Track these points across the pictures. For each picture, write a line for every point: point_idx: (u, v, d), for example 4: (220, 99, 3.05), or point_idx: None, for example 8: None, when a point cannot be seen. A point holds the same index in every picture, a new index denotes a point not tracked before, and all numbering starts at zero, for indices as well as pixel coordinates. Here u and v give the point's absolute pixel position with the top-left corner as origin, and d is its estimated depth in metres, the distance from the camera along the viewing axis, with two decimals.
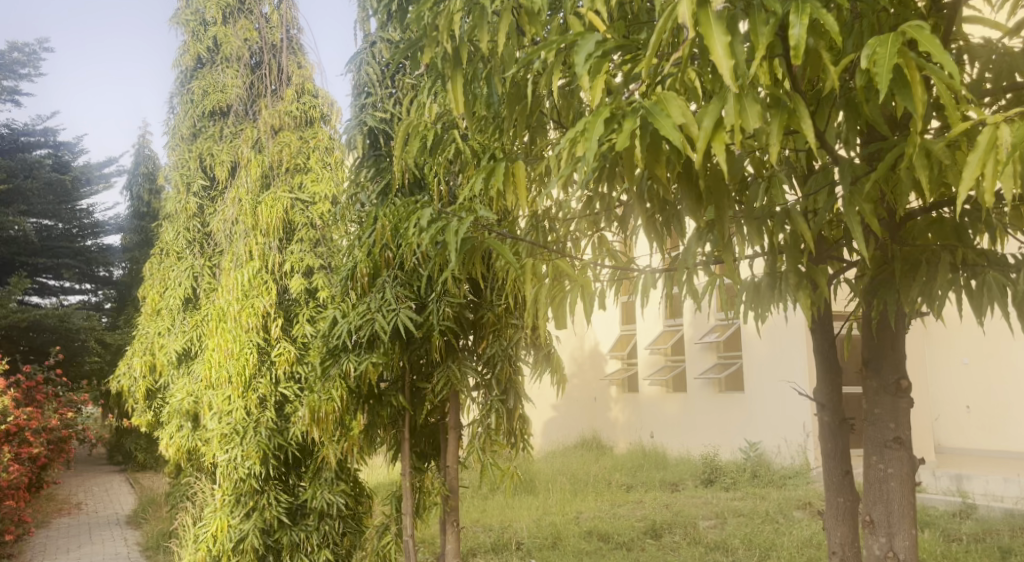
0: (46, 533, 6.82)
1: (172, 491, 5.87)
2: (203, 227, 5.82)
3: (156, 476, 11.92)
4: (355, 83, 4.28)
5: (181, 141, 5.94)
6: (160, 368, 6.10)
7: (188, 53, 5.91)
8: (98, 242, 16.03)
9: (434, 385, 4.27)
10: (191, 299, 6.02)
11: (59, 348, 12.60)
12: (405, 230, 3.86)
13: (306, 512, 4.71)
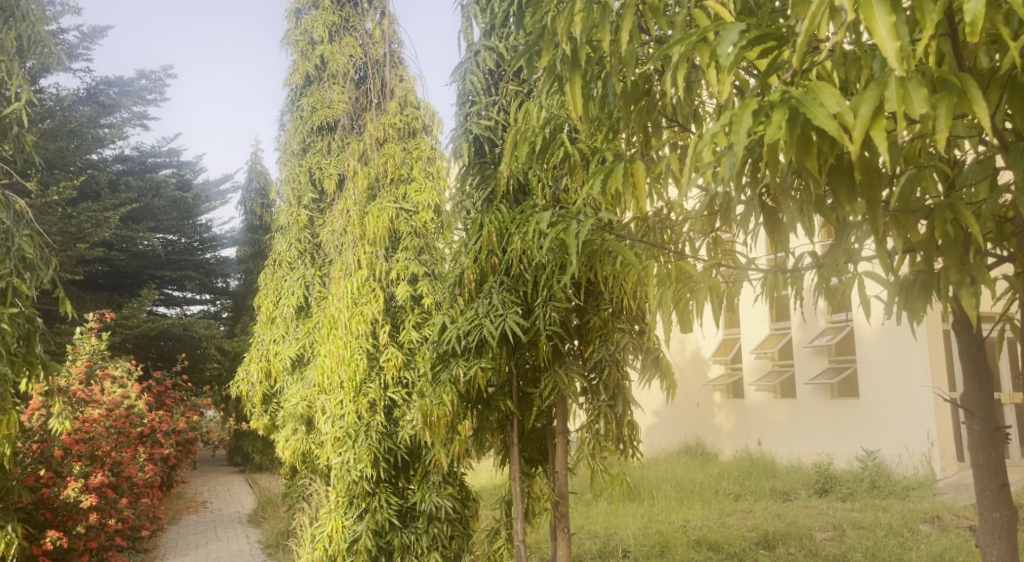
0: (178, 529, 7.25)
1: (289, 492, 6.12)
2: (314, 238, 6.09)
3: (269, 477, 12.48)
4: (460, 92, 4.37)
5: (292, 157, 6.25)
6: (276, 374, 6.34)
7: (297, 72, 6.20)
8: (216, 255, 17.11)
9: (541, 391, 4.24)
10: (303, 307, 6.20)
11: (183, 355, 13.52)
12: (513, 234, 3.94)
13: (416, 514, 4.80)
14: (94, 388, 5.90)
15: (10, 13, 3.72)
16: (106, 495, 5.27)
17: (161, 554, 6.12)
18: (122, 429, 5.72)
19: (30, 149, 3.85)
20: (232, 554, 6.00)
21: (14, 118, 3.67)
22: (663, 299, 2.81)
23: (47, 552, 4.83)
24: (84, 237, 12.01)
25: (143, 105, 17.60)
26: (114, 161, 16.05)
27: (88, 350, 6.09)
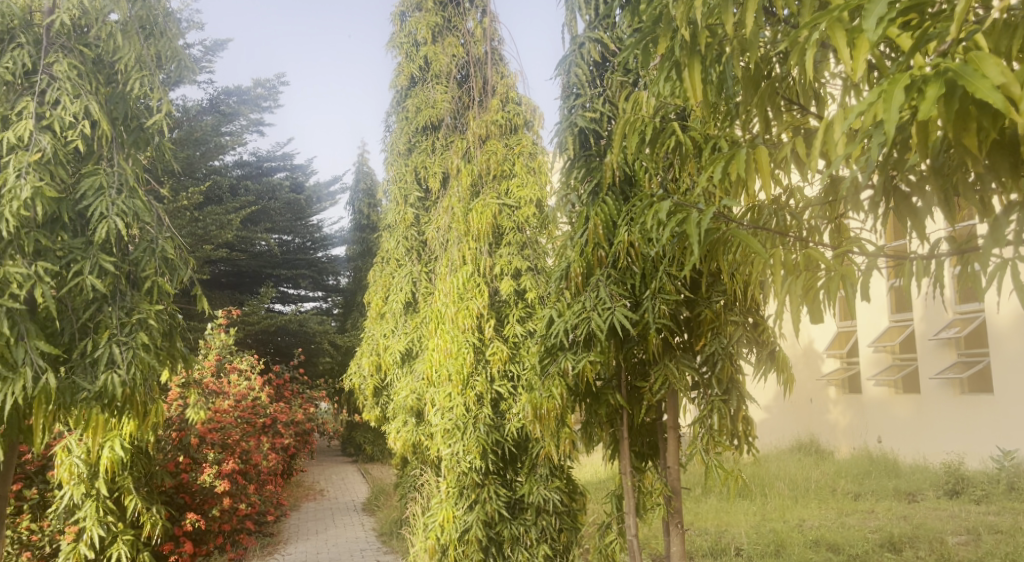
0: (299, 515, 7.63)
1: (401, 482, 6.35)
2: (420, 236, 6.34)
3: (380, 468, 12.91)
4: (564, 85, 4.37)
5: (398, 156, 6.48)
6: (386, 367, 6.54)
7: (402, 74, 6.39)
8: (329, 254, 17.99)
9: (651, 385, 4.18)
10: (411, 302, 6.38)
11: (301, 350, 14.33)
12: (620, 225, 3.97)
13: (524, 506, 4.86)
14: (223, 380, 6.30)
15: (151, 30, 3.97)
16: (237, 481, 5.61)
17: (285, 538, 6.46)
18: (249, 418, 6.06)
19: (171, 157, 4.15)
20: (349, 540, 6.26)
21: (156, 129, 3.96)
22: (789, 288, 2.55)
23: (188, 533, 5.16)
24: (210, 239, 12.94)
25: (259, 113, 18.23)
26: (234, 167, 17.28)
27: (218, 344, 6.51)
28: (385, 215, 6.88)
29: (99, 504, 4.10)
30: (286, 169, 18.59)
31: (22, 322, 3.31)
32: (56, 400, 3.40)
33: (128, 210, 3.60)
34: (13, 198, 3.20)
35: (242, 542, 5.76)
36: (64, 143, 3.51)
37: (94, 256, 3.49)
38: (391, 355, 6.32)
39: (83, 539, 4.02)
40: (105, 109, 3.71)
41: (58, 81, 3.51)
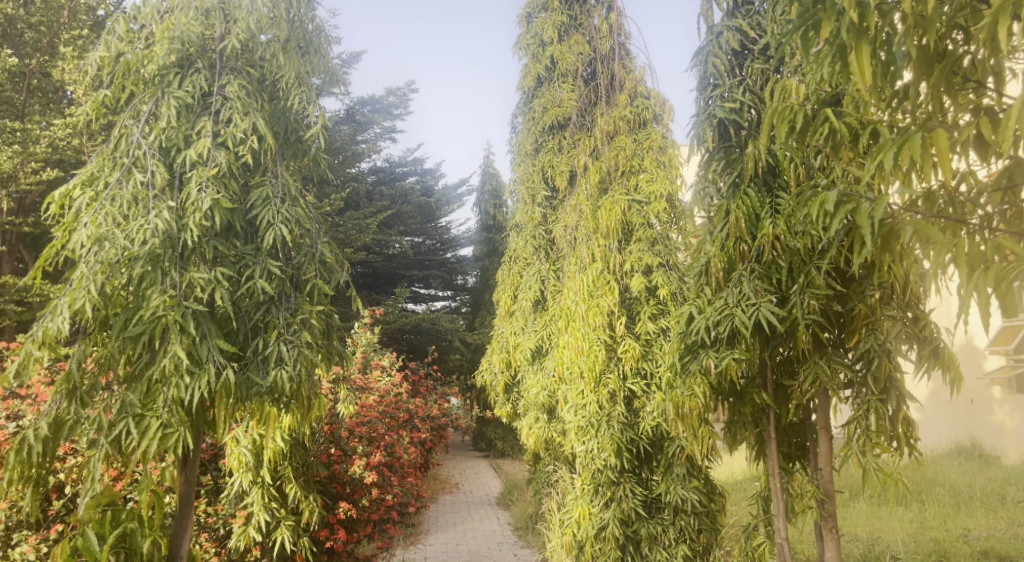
0: (438, 507, 7.88)
1: (534, 478, 6.47)
2: (548, 234, 6.46)
3: (510, 463, 13.02)
4: (701, 76, 4.32)
5: (525, 157, 6.63)
6: (516, 364, 6.64)
7: (528, 75, 6.49)
8: (456, 254, 18.37)
9: (800, 384, 4.01)
10: (540, 300, 6.46)
11: (433, 347, 14.92)
12: (763, 218, 3.91)
13: (661, 505, 4.80)
14: (367, 376, 6.43)
15: (305, 48, 4.27)
16: (383, 473, 5.72)
17: (427, 530, 6.67)
18: (393, 412, 6.13)
19: (324, 167, 4.43)
20: (487, 534, 6.40)
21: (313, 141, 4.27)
22: (978, 281, 2.21)
23: (340, 521, 5.31)
24: (351, 243, 13.69)
25: (391, 120, 19.15)
26: (370, 174, 17.40)
27: (362, 342, 6.80)
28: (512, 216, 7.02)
29: (264, 490, 4.41)
30: (415, 173, 19.35)
31: (205, 322, 3.78)
32: (234, 393, 3.83)
33: (291, 218, 3.99)
34: (196, 209, 3.69)
35: (388, 531, 5.90)
36: (236, 157, 3.93)
37: (263, 262, 3.91)
38: (521, 353, 6.41)
39: (252, 523, 4.36)
40: (269, 124, 4.06)
41: (230, 100, 3.89)
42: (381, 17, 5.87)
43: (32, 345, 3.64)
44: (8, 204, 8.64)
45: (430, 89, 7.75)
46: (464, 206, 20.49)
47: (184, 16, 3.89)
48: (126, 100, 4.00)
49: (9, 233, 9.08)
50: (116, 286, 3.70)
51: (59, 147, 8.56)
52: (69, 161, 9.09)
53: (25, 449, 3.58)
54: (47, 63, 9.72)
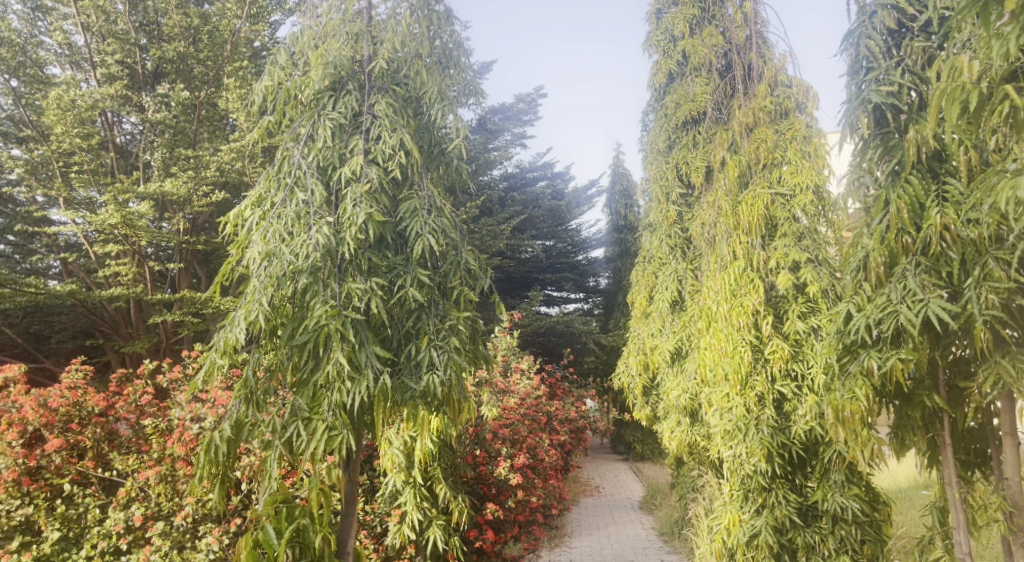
0: (580, 506, 7.88)
1: (679, 482, 6.34)
2: (684, 233, 6.36)
3: (651, 466, 11.95)
4: (852, 60, 4.08)
5: (658, 155, 6.64)
6: (655, 366, 6.53)
7: (660, 71, 6.60)
8: (587, 256, 18.23)
9: (978, 386, 3.66)
10: (678, 301, 6.36)
11: (569, 349, 14.89)
12: (929, 207, 3.62)
13: (819, 514, 4.56)
14: (507, 379, 6.50)
15: (446, 64, 4.44)
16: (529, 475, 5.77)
17: (571, 530, 6.68)
18: (535, 415, 6.17)
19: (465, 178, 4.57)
20: (631, 538, 6.33)
21: (455, 153, 4.44)
22: None
23: (488, 521, 5.40)
24: (486, 249, 13.70)
25: (521, 127, 19.44)
26: (501, 181, 17.78)
27: (502, 346, 6.91)
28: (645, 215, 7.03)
29: (417, 490, 4.61)
30: (546, 177, 19.36)
31: (363, 330, 4.01)
32: (391, 397, 4.03)
33: (437, 228, 4.17)
34: (352, 224, 3.93)
35: (534, 533, 5.92)
36: (385, 172, 4.14)
37: (414, 271, 4.11)
38: (659, 355, 6.30)
39: (406, 522, 4.56)
40: (415, 139, 4.24)
41: (379, 118, 4.11)
42: (518, 27, 5.97)
43: (216, 354, 3.97)
44: (184, 224, 8.48)
45: (563, 94, 7.77)
46: (595, 207, 20.09)
47: (336, 41, 4.14)
48: (286, 124, 4.32)
49: (187, 251, 9.18)
50: (283, 298, 4.00)
51: (226, 171, 8.42)
52: (237, 183, 8.99)
53: (213, 449, 3.91)
54: (213, 94, 9.54)
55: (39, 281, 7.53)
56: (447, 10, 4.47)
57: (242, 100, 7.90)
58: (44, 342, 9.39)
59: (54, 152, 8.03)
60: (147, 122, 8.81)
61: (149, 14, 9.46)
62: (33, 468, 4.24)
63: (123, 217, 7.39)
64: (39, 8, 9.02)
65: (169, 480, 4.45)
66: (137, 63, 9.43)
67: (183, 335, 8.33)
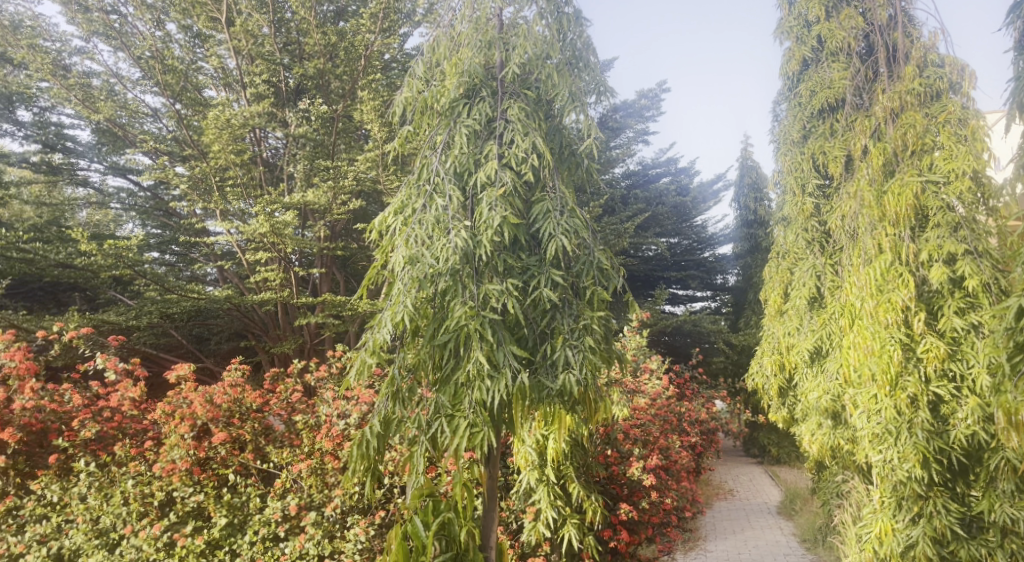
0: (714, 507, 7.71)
1: (822, 487, 6.06)
2: (822, 226, 6.12)
3: (788, 470, 10.41)
4: (1020, 33, 3.76)
5: (792, 146, 6.50)
6: (791, 365, 6.29)
7: (793, 59, 6.52)
8: (714, 253, 17.77)
9: None
10: (816, 298, 6.11)
11: (697, 349, 14.68)
12: None
13: (985, 525, 4.25)
14: (637, 378, 6.48)
15: (576, 65, 4.50)
16: (664, 477, 5.62)
17: (704, 531, 6.52)
18: (666, 417, 6.05)
19: (597, 177, 4.60)
20: (770, 544, 6.12)
21: (586, 153, 4.50)
22: None
23: (623, 522, 5.34)
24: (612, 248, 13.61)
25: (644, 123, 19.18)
26: (622, 178, 17.68)
27: (632, 345, 6.90)
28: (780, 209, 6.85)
29: (550, 489, 4.67)
30: (670, 174, 18.85)
31: (499, 330, 4.09)
32: (530, 395, 4.11)
33: (570, 229, 4.20)
34: (488, 227, 4.04)
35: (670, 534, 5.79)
36: (519, 175, 4.23)
37: (547, 271, 4.17)
38: (797, 355, 6.08)
39: (541, 520, 4.62)
40: (546, 141, 4.31)
41: (512, 123, 4.21)
42: (657, 23, 5.85)
43: (365, 354, 4.20)
44: (325, 232, 8.83)
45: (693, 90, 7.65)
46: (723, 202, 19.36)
47: (469, 51, 4.31)
48: (425, 134, 4.52)
49: (326, 256, 9.48)
50: (425, 300, 4.17)
51: (362, 180, 8.56)
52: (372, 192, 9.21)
53: (365, 443, 4.14)
54: (350, 106, 9.57)
55: (198, 288, 7.98)
56: (577, 11, 4.56)
57: (377, 112, 8.11)
58: (205, 343, 10.07)
59: (211, 168, 8.40)
60: (290, 136, 9.25)
61: (291, 34, 9.76)
62: (203, 459, 4.66)
63: (272, 226, 7.71)
64: (200, 37, 9.55)
65: (319, 473, 4.71)
66: (281, 81, 9.70)
67: (326, 336, 8.74)
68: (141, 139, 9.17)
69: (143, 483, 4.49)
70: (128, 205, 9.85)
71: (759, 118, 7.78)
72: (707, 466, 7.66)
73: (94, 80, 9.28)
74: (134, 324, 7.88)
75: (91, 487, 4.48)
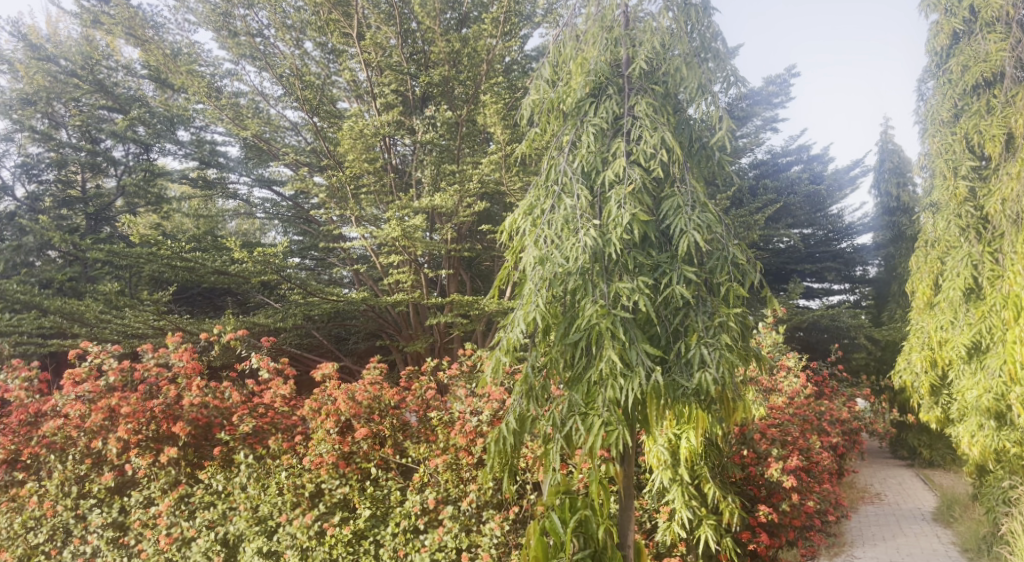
0: (859, 510, 7.36)
1: (986, 494, 5.62)
2: (978, 211, 5.98)
3: (945, 474, 9.75)
4: None
5: (942, 126, 6.52)
6: (944, 362, 6.05)
7: (942, 33, 6.63)
8: (853, 243, 16.78)
9: None
10: (973, 289, 5.92)
11: (837, 345, 13.99)
12: None
13: None
14: (774, 376, 6.29)
15: (706, 56, 4.40)
16: (806, 479, 5.36)
17: (848, 536, 6.24)
18: (807, 416, 5.85)
19: (729, 170, 4.47)
20: (925, 553, 5.79)
21: (717, 146, 4.39)
22: None
23: (762, 524, 5.18)
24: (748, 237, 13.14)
25: (771, 110, 18.34)
26: (749, 169, 17.11)
27: (769, 342, 6.75)
28: (929, 193, 6.71)
29: (685, 489, 4.60)
30: (801, 163, 18.04)
31: (631, 328, 4.06)
32: (664, 394, 4.07)
33: (702, 223, 4.10)
34: (618, 225, 4.02)
35: (813, 539, 5.50)
36: (648, 172, 4.18)
37: (680, 268, 4.08)
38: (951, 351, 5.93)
39: (676, 520, 4.57)
40: (675, 135, 4.24)
41: (640, 119, 4.17)
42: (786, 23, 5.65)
43: (499, 353, 4.29)
44: (452, 234, 9.02)
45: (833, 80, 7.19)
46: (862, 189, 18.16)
47: (596, 49, 4.30)
48: (551, 135, 4.56)
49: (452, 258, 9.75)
50: (556, 300, 4.21)
51: (486, 182, 8.56)
52: (496, 193, 9.29)
53: (502, 440, 4.24)
54: (473, 110, 9.74)
55: (337, 290, 8.39)
56: (704, 1, 4.43)
57: (500, 114, 8.17)
58: (343, 342, 10.64)
59: (346, 176, 8.84)
60: (418, 144, 9.60)
61: (417, 43, 9.99)
62: (347, 453, 4.93)
63: (403, 231, 8.01)
64: (334, 52, 10.05)
65: (454, 468, 4.84)
66: (409, 90, 10.10)
67: (454, 336, 8.93)
68: (284, 153, 9.87)
69: (295, 475, 4.81)
70: (273, 214, 10.58)
71: (902, 98, 7.29)
72: (852, 469, 7.28)
73: (242, 100, 10.10)
74: (282, 325, 8.48)
75: (250, 477, 4.85)
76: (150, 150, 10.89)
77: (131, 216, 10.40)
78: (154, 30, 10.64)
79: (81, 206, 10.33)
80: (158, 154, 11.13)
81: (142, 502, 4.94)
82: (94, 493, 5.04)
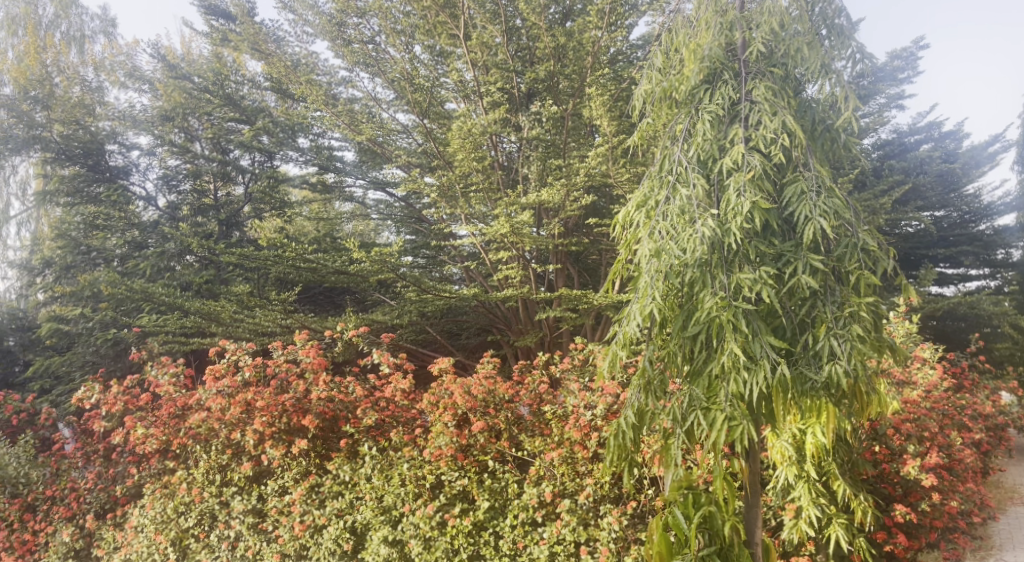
0: (1005, 510, 6.87)
1: None
2: None
3: None
4: None
5: None
6: None
7: None
8: (993, 225, 15.70)
9: None
10: None
11: (977, 335, 13.12)
12: None
13: None
14: (906, 368, 5.94)
15: (827, 35, 4.22)
16: (947, 478, 5.06)
17: (994, 539, 5.84)
18: (946, 411, 5.49)
19: (856, 152, 4.25)
20: None
21: (841, 127, 4.19)
22: None
23: (900, 524, 5.00)
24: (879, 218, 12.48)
25: (897, 87, 17.28)
26: (872, 150, 16.24)
27: (902, 333, 6.38)
28: None
29: (811, 486, 4.43)
30: (931, 141, 16.92)
31: (754, 320, 3.93)
32: (791, 387, 3.92)
33: (829, 209, 3.91)
34: (738, 214, 3.90)
35: (958, 542, 5.20)
36: (768, 158, 4.03)
37: (806, 257, 3.91)
38: None
39: (803, 518, 4.40)
40: (796, 119, 4.07)
41: (758, 104, 4.04)
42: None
43: (616, 347, 4.24)
44: (559, 229, 9.03)
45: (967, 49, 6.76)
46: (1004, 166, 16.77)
47: (709, 34, 4.19)
48: (663, 125, 4.47)
49: (560, 252, 9.77)
50: (672, 292, 4.13)
51: (592, 175, 8.50)
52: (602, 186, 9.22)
53: (621, 434, 4.21)
54: (578, 104, 9.70)
55: (449, 287, 8.59)
56: None
57: (606, 106, 8.07)
58: (455, 337, 10.93)
59: (457, 176, 9.04)
60: (524, 140, 9.71)
61: (522, 41, 10.14)
62: (465, 445, 5.07)
63: (512, 227, 8.09)
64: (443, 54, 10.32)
65: (570, 462, 4.87)
66: (515, 87, 10.16)
67: (564, 330, 8.94)
68: (397, 155, 10.22)
69: (417, 466, 4.99)
70: (386, 215, 10.95)
71: None
72: (998, 467, 6.77)
73: (358, 105, 10.75)
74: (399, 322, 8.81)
75: (374, 468, 5.08)
76: (273, 158, 11.61)
77: (260, 221, 11.11)
78: (278, 45, 11.67)
79: (214, 213, 11.05)
80: (281, 161, 11.81)
81: (277, 490, 5.25)
82: (235, 481, 5.42)
